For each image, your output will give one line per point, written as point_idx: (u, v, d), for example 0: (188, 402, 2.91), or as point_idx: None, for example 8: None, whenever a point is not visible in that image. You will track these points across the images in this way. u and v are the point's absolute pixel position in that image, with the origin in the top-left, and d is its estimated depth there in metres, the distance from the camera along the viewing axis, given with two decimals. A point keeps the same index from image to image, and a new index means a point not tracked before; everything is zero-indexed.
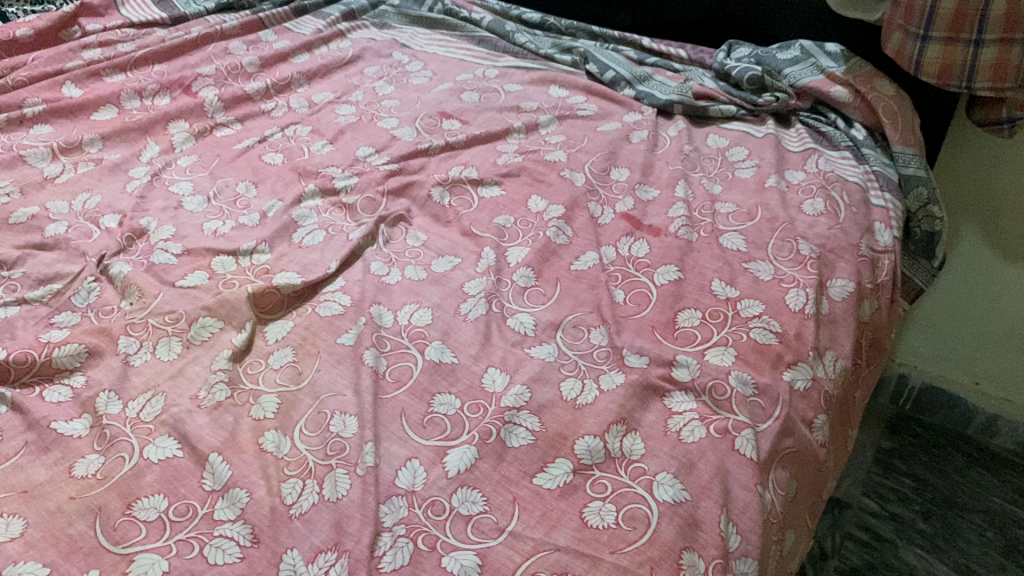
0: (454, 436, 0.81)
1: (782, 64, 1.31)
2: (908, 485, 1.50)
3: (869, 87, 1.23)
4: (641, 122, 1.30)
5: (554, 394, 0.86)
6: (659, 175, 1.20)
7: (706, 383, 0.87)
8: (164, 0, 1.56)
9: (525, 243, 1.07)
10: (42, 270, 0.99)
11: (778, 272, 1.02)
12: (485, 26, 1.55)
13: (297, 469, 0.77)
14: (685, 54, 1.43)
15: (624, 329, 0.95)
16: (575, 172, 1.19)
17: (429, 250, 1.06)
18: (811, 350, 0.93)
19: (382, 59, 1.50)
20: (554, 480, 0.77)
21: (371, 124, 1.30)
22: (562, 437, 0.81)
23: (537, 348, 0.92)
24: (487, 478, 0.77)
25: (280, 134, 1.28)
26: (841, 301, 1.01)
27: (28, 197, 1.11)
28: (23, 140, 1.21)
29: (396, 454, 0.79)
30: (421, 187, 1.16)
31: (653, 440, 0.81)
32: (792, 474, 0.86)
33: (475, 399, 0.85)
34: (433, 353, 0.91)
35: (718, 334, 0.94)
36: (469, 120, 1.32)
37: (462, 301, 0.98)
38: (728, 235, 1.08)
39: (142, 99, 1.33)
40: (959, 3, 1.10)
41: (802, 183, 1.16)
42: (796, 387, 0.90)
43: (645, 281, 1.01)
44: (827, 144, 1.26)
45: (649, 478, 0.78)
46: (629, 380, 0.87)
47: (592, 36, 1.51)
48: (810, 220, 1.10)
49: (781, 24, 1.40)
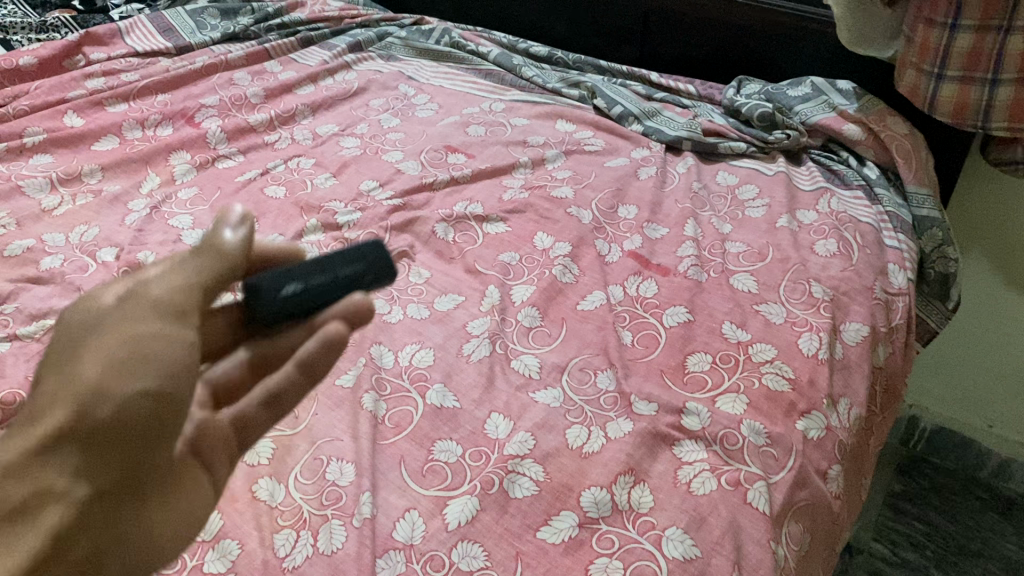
0: (455, 486, 0.78)
1: (793, 101, 1.29)
2: (920, 530, 1.46)
3: (882, 125, 1.21)
4: (649, 158, 1.28)
5: (560, 442, 0.83)
6: (668, 213, 1.17)
7: (717, 432, 0.84)
8: (169, 30, 1.55)
9: (530, 281, 1.04)
10: (36, 305, 0.96)
11: (790, 315, 0.99)
12: (492, 59, 1.54)
13: (291, 520, 0.74)
14: (694, 90, 1.41)
15: (631, 373, 0.92)
16: (582, 209, 1.16)
17: (431, 288, 1.04)
18: (826, 398, 0.90)
19: (388, 92, 1.48)
20: (559, 534, 0.74)
21: (376, 158, 1.28)
22: (567, 488, 0.78)
23: (542, 392, 0.89)
24: (489, 531, 0.74)
25: (283, 166, 1.26)
26: (855, 345, 0.99)
27: (24, 229, 1.09)
28: (22, 171, 1.19)
29: (394, 504, 0.76)
30: (424, 222, 1.13)
31: (662, 492, 0.79)
32: (805, 529, 0.82)
33: (477, 446, 0.82)
34: (434, 397, 0.88)
35: (729, 380, 0.91)
36: (475, 154, 1.30)
37: (465, 342, 0.95)
38: (739, 276, 1.05)
39: (143, 129, 1.31)
40: (974, 43, 1.09)
41: (814, 224, 1.14)
42: (810, 437, 0.87)
43: (654, 322, 0.99)
44: (839, 183, 1.23)
45: (658, 533, 0.74)
46: (637, 428, 0.84)
47: (601, 71, 1.49)
48: (823, 262, 1.07)
49: (792, 61, 1.38)
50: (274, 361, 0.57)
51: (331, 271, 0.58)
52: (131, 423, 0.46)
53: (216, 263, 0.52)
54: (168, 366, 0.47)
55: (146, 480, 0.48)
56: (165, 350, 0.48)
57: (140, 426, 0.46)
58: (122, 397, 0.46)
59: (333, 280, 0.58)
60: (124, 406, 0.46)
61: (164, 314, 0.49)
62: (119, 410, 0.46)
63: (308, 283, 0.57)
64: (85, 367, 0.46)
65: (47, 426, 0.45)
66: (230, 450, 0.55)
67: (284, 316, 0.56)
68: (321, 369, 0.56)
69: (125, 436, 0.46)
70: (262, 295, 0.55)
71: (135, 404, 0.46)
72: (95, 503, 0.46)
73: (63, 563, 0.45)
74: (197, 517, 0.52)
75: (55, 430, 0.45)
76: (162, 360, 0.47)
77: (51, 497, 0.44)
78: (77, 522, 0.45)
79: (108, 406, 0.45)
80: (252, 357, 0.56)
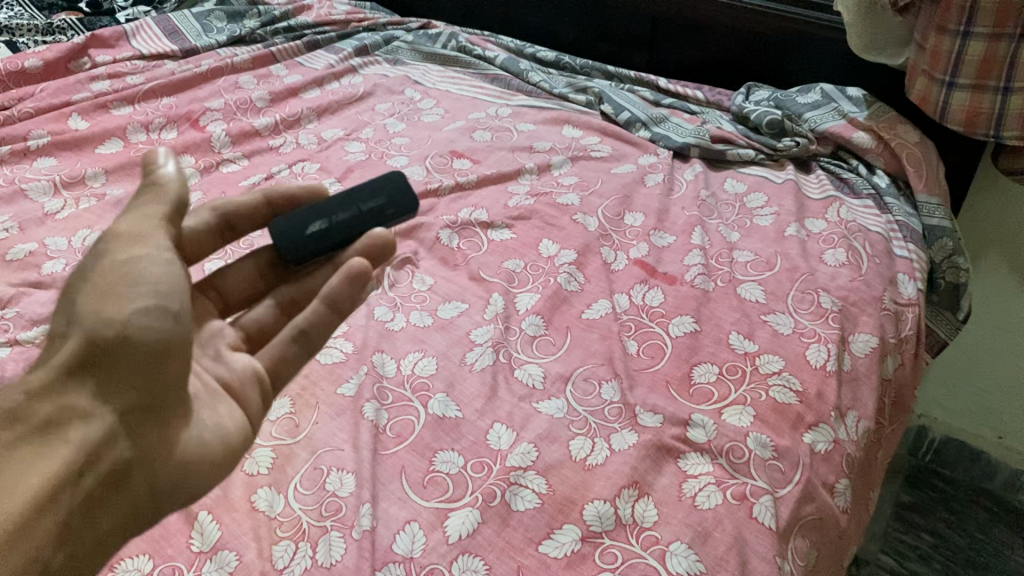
0: (456, 498, 0.77)
1: (802, 107, 1.28)
2: (928, 542, 1.45)
3: (892, 133, 1.20)
4: (656, 164, 1.27)
5: (563, 453, 0.82)
6: (675, 221, 1.16)
7: (723, 445, 0.83)
8: (175, 33, 1.55)
9: (535, 289, 1.03)
10: (37, 310, 0.96)
11: (798, 326, 0.98)
12: (499, 64, 1.53)
13: (290, 531, 0.73)
14: (702, 96, 1.39)
15: (636, 384, 0.91)
16: (588, 216, 1.15)
17: (435, 295, 1.03)
18: (833, 411, 0.89)
19: (394, 96, 1.47)
20: (561, 549, 0.73)
21: (381, 163, 1.27)
22: (570, 501, 0.77)
23: (545, 402, 0.88)
24: (490, 544, 0.73)
25: (287, 170, 1.25)
26: (864, 357, 0.97)
27: (26, 232, 1.08)
28: (26, 174, 1.18)
29: (395, 516, 0.75)
30: (429, 229, 1.12)
31: (667, 506, 0.77)
32: (812, 544, 0.81)
33: (479, 457, 0.81)
34: (437, 407, 0.87)
35: (736, 392, 0.90)
36: (480, 159, 1.29)
37: (468, 350, 0.94)
38: (747, 285, 1.04)
39: (148, 132, 1.30)
40: (987, 50, 1.07)
41: (823, 232, 1.12)
42: (817, 450, 0.86)
43: (660, 332, 0.97)
44: (849, 192, 1.22)
45: (662, 548, 0.73)
46: (642, 440, 0.83)
47: (608, 76, 1.48)
48: (832, 271, 1.06)
49: (802, 66, 1.37)
50: (304, 300, 0.73)
51: (355, 207, 0.70)
52: (137, 336, 0.58)
53: (160, 200, 0.66)
54: (159, 285, 0.61)
55: (164, 391, 0.60)
56: (152, 274, 0.61)
57: (147, 338, 0.59)
58: (125, 313, 0.59)
59: (355, 215, 0.70)
60: (128, 318, 0.58)
61: (151, 245, 0.63)
62: (125, 324, 0.58)
63: (331, 220, 0.69)
64: (93, 300, 0.59)
65: (70, 356, 0.58)
66: (262, 386, 0.68)
67: (316, 253, 0.69)
68: (345, 304, 0.68)
69: (135, 343, 0.58)
70: (290, 235, 0.69)
71: (137, 316, 0.59)
72: (120, 416, 0.58)
73: (110, 455, 0.56)
74: (225, 429, 0.63)
75: (76, 356, 0.57)
76: (152, 281, 0.61)
77: (77, 415, 0.56)
78: (108, 432, 0.57)
79: (116, 323, 0.58)
80: (282, 303, 0.73)
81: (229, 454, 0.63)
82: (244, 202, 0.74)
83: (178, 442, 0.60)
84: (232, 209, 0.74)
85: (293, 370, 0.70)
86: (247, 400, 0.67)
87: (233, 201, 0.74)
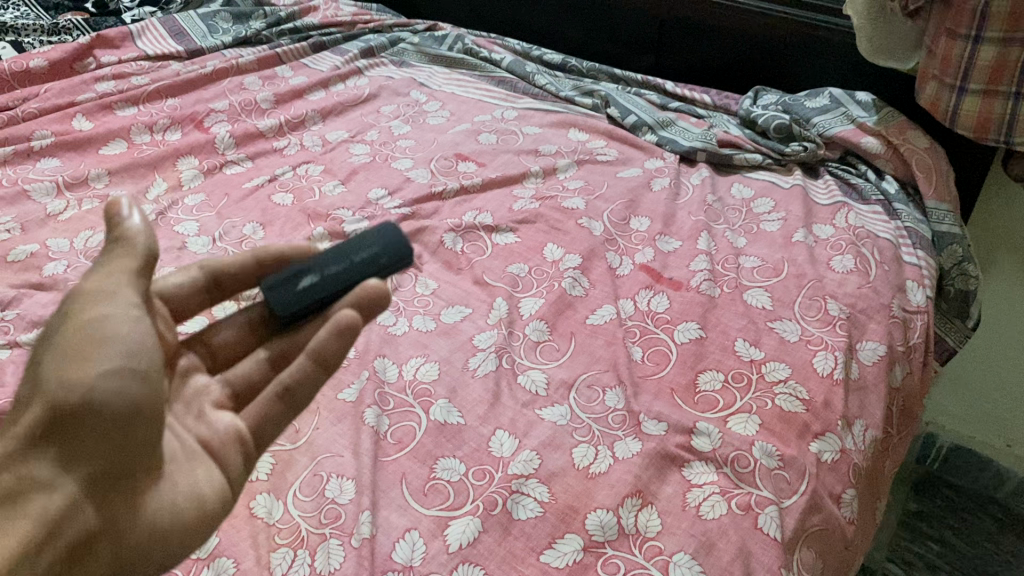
0: (457, 505, 0.76)
1: (810, 112, 1.27)
2: (935, 551, 1.43)
3: (902, 139, 1.19)
4: (663, 168, 1.26)
5: (565, 461, 0.81)
6: (681, 226, 1.15)
7: (728, 454, 0.82)
8: (181, 33, 1.54)
9: (539, 294, 1.02)
10: (38, 312, 0.95)
11: (805, 333, 0.97)
12: (505, 66, 1.52)
13: (289, 538, 0.73)
14: (709, 100, 1.38)
15: (641, 392, 0.89)
16: (593, 221, 1.14)
17: (438, 299, 1.02)
18: (840, 420, 0.88)
19: (399, 98, 1.47)
20: (562, 558, 0.72)
21: (385, 165, 1.26)
22: (573, 510, 0.76)
23: (548, 409, 0.87)
24: (491, 553, 0.72)
25: (291, 173, 1.24)
26: (872, 365, 0.96)
27: (29, 234, 1.08)
28: (29, 175, 1.18)
29: (395, 524, 0.74)
30: (432, 232, 1.11)
31: (671, 515, 0.76)
32: (817, 555, 0.80)
33: (481, 465, 0.80)
34: (438, 413, 0.86)
35: (741, 400, 0.89)
36: (486, 162, 1.28)
37: (471, 355, 0.93)
38: (753, 291, 1.03)
39: (152, 133, 1.30)
40: (998, 57, 1.06)
41: (831, 238, 1.11)
42: (823, 460, 0.85)
43: (665, 339, 0.96)
44: (857, 197, 1.21)
45: (665, 558, 0.72)
46: (646, 449, 0.82)
47: (615, 79, 1.47)
48: (840, 278, 1.04)
49: (810, 70, 1.35)
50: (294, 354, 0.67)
51: (347, 259, 0.66)
52: (103, 402, 0.52)
53: (131, 253, 0.58)
54: (129, 345, 0.54)
55: (134, 459, 0.54)
56: (123, 331, 0.55)
57: (115, 405, 0.53)
58: (91, 376, 0.52)
59: (346, 267, 0.65)
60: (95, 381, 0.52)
61: (119, 303, 0.56)
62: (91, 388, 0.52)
63: (322, 274, 0.65)
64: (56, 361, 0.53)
65: (31, 422, 0.51)
66: (245, 447, 0.62)
67: (303, 311, 0.65)
68: (332, 358, 0.62)
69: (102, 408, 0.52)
70: (280, 292, 0.65)
71: (104, 381, 0.52)
72: (84, 486, 0.52)
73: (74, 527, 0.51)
74: (202, 494, 0.58)
75: (37, 425, 0.51)
76: (123, 342, 0.54)
77: (37, 489, 0.50)
78: (72, 505, 0.51)
79: (80, 389, 0.52)
80: (272, 356, 0.67)
81: (206, 522, 0.58)
82: (233, 259, 0.69)
83: (150, 515, 0.54)
84: (221, 267, 0.69)
85: (278, 429, 0.64)
86: (228, 462, 0.61)
87: (223, 260, 0.70)
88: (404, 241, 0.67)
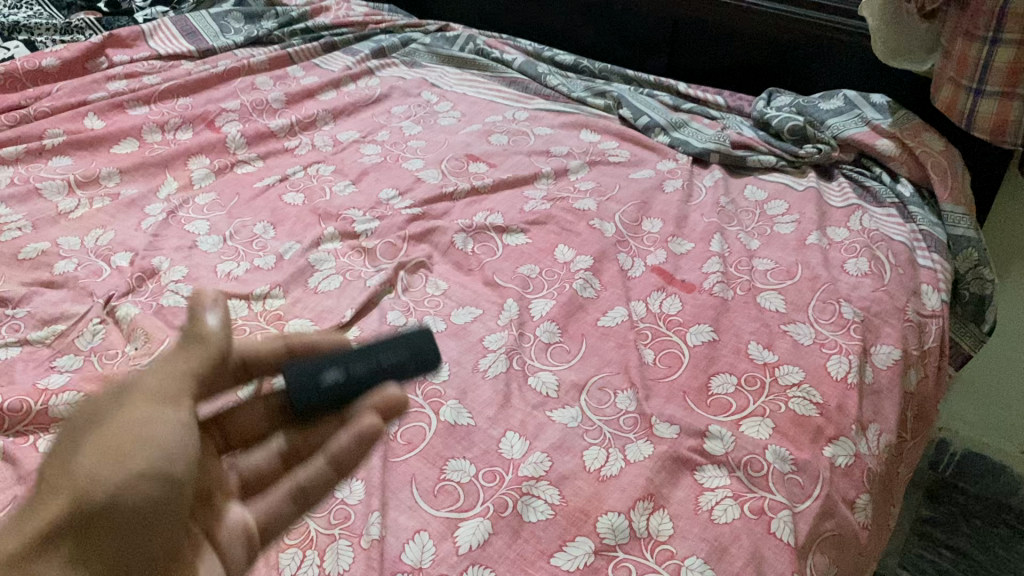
0: (467, 507, 0.76)
1: (825, 114, 1.25)
2: (949, 558, 1.42)
3: (917, 142, 1.18)
4: (675, 170, 1.25)
5: (576, 464, 0.80)
6: (693, 228, 1.14)
7: (741, 457, 0.81)
8: (193, 33, 1.54)
9: (550, 295, 1.02)
10: (48, 310, 0.95)
11: (819, 337, 0.96)
12: (517, 67, 1.51)
13: (298, 538, 0.72)
14: (723, 101, 1.37)
15: (653, 395, 0.89)
16: (604, 222, 1.13)
17: (449, 300, 1.01)
18: (855, 424, 0.87)
19: (410, 98, 1.46)
20: (573, 561, 0.71)
21: (396, 166, 1.26)
22: (584, 513, 0.75)
23: (559, 411, 0.86)
24: (501, 556, 0.72)
25: (302, 172, 1.24)
26: (886, 369, 0.95)
27: (40, 232, 1.08)
28: (41, 173, 1.18)
29: (404, 525, 0.74)
30: (443, 233, 1.11)
31: (683, 519, 0.75)
32: (831, 561, 0.79)
33: (492, 466, 0.80)
34: (449, 414, 0.85)
35: (754, 404, 0.88)
36: (497, 163, 1.27)
37: (481, 356, 0.92)
38: (767, 294, 1.02)
39: (163, 132, 1.30)
40: (1016, 58, 1.04)
41: (845, 241, 1.10)
42: (837, 464, 0.84)
43: (677, 341, 0.95)
44: (871, 200, 1.19)
45: (677, 563, 0.71)
46: (658, 452, 0.81)
47: (627, 80, 1.46)
48: (854, 281, 1.03)
49: (824, 72, 1.34)
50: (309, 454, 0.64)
51: (373, 360, 0.61)
52: (128, 503, 0.49)
53: (199, 356, 0.57)
54: (166, 450, 0.52)
55: (145, 561, 0.50)
56: (163, 435, 0.52)
57: (138, 505, 0.49)
58: (120, 477, 0.49)
59: (373, 369, 0.60)
60: (123, 483, 0.49)
61: (164, 404, 0.54)
62: (118, 489, 0.49)
63: (348, 371, 0.60)
64: (91, 455, 0.50)
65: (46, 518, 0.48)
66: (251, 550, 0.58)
67: (322, 408, 0.59)
68: (352, 463, 0.59)
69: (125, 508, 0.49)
70: (302, 387, 0.58)
71: (132, 480, 0.49)
72: None
73: None
74: None
75: (53, 521, 0.47)
76: (159, 444, 0.52)
77: None
78: None
79: (106, 487, 0.49)
80: (287, 453, 0.63)
81: None
82: (261, 348, 0.64)
83: None
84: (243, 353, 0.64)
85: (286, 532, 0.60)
86: (234, 566, 0.57)
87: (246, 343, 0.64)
88: (428, 342, 0.63)
